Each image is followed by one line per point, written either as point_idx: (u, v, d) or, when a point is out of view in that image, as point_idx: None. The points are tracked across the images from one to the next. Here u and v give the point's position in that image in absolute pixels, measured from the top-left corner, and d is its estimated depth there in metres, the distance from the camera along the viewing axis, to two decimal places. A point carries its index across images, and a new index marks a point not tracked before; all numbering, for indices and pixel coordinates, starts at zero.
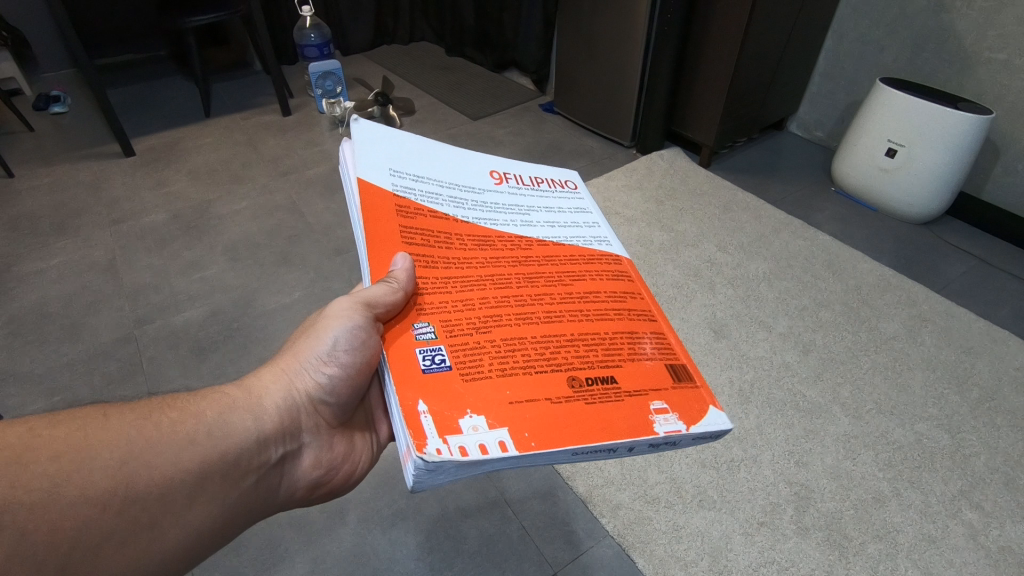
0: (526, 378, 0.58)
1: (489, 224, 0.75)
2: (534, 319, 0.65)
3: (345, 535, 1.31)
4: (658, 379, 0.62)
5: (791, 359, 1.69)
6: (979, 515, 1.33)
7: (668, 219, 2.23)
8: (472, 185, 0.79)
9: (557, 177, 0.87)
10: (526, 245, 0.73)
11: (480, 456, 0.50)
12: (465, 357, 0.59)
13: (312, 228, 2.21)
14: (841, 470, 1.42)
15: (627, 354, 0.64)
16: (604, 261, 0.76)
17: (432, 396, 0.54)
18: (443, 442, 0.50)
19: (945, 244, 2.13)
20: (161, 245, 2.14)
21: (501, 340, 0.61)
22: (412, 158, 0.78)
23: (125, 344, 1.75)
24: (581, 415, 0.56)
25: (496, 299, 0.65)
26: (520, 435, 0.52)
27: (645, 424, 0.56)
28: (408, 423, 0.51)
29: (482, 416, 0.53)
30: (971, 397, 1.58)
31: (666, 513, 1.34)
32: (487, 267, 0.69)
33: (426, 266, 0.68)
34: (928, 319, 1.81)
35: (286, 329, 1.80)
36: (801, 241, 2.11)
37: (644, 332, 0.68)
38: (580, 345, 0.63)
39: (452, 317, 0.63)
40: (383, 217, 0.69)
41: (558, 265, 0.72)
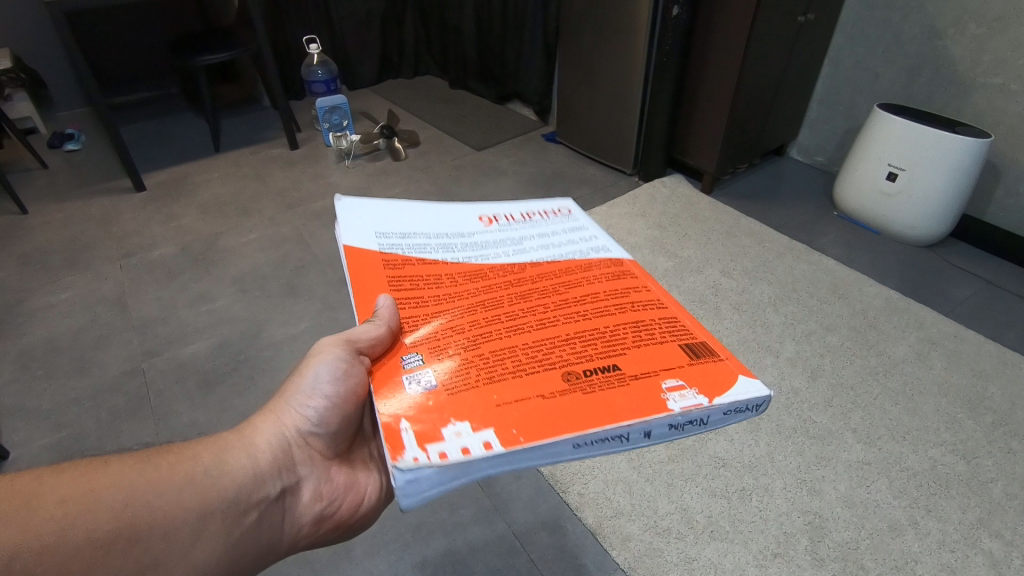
0: (518, 381, 0.56)
1: (480, 260, 0.75)
2: (527, 329, 0.63)
3: (350, 571, 1.29)
4: (668, 361, 0.58)
5: (800, 385, 1.67)
6: (999, 544, 1.30)
7: (672, 246, 2.24)
8: (461, 232, 0.79)
9: (548, 208, 0.86)
10: (517, 269, 0.73)
11: (461, 457, 0.48)
12: (452, 374, 0.58)
13: (318, 259, 2.24)
14: (855, 498, 1.39)
15: (632, 342, 0.61)
16: (604, 268, 0.74)
17: (415, 413, 0.53)
18: (422, 451, 0.49)
19: (951, 266, 2.13)
20: (169, 278, 2.16)
21: (489, 353, 0.60)
22: (397, 218, 0.81)
23: (132, 378, 1.75)
24: (584, 405, 0.53)
25: (485, 319, 0.65)
26: (517, 430, 0.50)
27: (657, 404, 0.52)
28: (387, 440, 0.50)
29: (467, 422, 0.52)
30: (986, 421, 1.56)
31: (678, 545, 1.31)
32: (476, 293, 0.69)
33: (416, 304, 0.68)
34: (937, 342, 1.79)
35: (292, 360, 1.80)
36: (805, 265, 2.11)
37: (650, 320, 0.64)
38: (577, 344, 0.61)
39: (440, 341, 0.63)
40: (370, 273, 0.71)
41: (552, 279, 0.71)
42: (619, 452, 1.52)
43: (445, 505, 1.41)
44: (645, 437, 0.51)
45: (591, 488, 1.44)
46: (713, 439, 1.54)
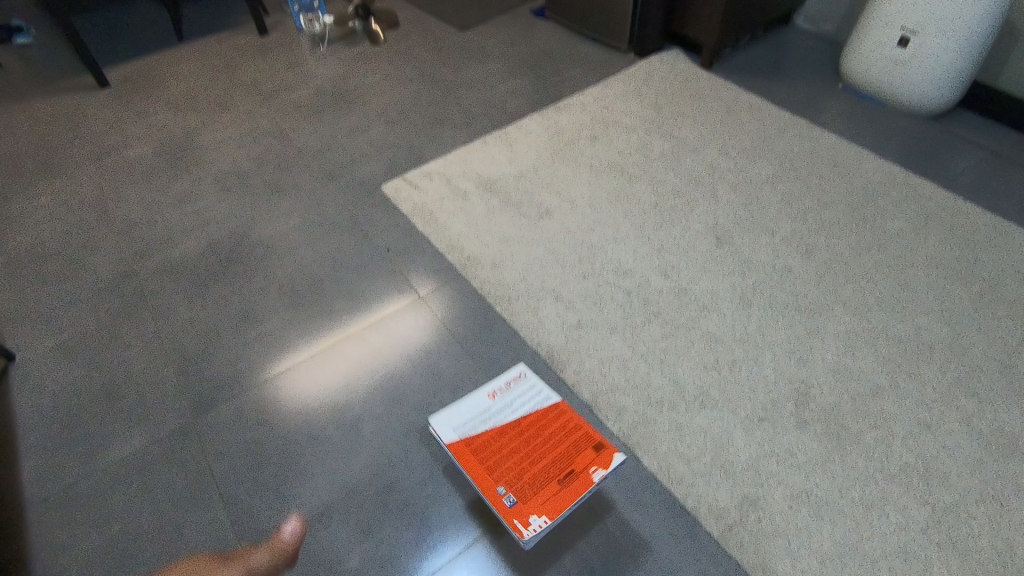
0: (550, 503, 1.19)
1: (501, 424, 1.32)
2: (537, 464, 1.25)
3: (361, 448, 1.37)
4: (594, 457, 1.25)
5: (794, 262, 1.68)
6: (974, 402, 1.37)
7: (669, 127, 2.14)
8: (484, 410, 1.34)
9: (511, 377, 1.41)
10: (522, 426, 1.32)
11: (542, 524, 1.14)
12: (522, 493, 1.20)
13: (301, 153, 2.14)
14: (841, 366, 1.45)
15: (576, 451, 1.27)
16: (554, 413, 1.35)
17: (518, 514, 1.17)
18: (529, 526, 1.15)
19: (956, 138, 2.06)
20: (149, 179, 2.08)
21: (528, 479, 1.23)
22: (455, 413, 1.33)
23: (125, 280, 1.74)
24: (568, 501, 1.19)
25: (523, 467, 1.25)
26: (545, 507, 1.18)
27: (588, 484, 1.21)
28: (511, 526, 1.14)
29: (537, 515, 1.16)
30: (974, 290, 1.58)
31: (669, 414, 1.38)
32: (513, 447, 1.28)
33: (489, 468, 1.25)
34: (933, 216, 1.78)
35: (285, 256, 1.78)
36: (806, 142, 2.05)
37: (585, 439, 1.29)
38: (559, 463, 1.25)
39: (509, 478, 1.23)
40: (467, 457, 1.26)
41: (541, 428, 1.32)
42: (614, 332, 1.55)
43: (446, 387, 1.47)
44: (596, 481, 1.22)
45: (587, 366, 1.48)
46: (706, 316, 1.57)
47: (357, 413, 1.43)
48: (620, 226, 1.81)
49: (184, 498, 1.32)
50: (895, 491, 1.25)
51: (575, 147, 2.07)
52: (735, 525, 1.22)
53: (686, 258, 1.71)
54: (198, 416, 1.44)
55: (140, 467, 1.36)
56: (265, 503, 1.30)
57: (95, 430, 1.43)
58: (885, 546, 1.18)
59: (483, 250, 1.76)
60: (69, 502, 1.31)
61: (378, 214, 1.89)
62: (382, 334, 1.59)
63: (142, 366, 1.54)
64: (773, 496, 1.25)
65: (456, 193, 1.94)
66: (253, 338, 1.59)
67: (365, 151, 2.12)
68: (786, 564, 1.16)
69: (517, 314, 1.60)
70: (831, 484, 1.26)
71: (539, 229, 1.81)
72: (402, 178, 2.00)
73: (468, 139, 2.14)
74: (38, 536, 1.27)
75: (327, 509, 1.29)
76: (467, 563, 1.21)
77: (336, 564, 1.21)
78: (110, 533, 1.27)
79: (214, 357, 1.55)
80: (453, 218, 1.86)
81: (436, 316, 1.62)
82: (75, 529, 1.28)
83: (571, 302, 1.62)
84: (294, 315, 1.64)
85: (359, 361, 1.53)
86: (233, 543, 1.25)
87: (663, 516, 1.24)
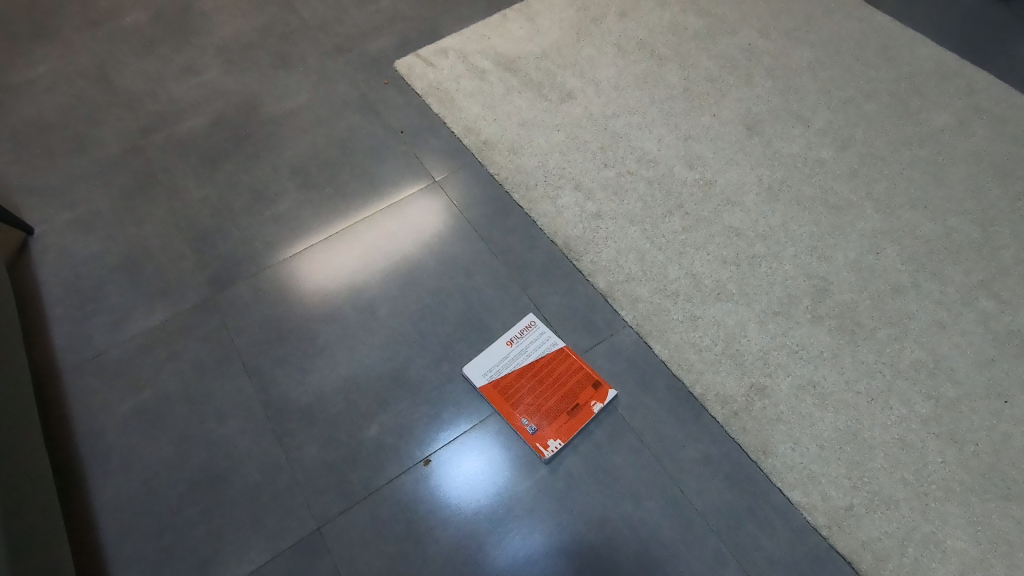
0: (563, 429, 1.26)
1: (519, 367, 1.34)
2: (550, 398, 1.30)
3: (379, 328, 1.41)
4: (596, 390, 1.30)
5: (827, 156, 1.60)
6: (994, 303, 1.37)
7: (707, 2, 1.95)
8: (505, 355, 1.35)
9: (521, 327, 1.38)
10: (536, 367, 1.34)
11: (557, 448, 1.24)
12: (541, 422, 1.28)
13: (307, 23, 1.96)
14: (863, 264, 1.43)
15: (581, 387, 1.30)
16: (561, 356, 1.35)
17: (537, 439, 1.26)
18: (548, 446, 1.25)
19: (1022, 22, 1.87)
20: (148, 48, 1.92)
21: (544, 413, 1.28)
22: (479, 359, 1.35)
23: (135, 156, 1.70)
24: (577, 429, 1.26)
25: (539, 403, 1.30)
26: (561, 430, 1.26)
27: (590, 415, 1.27)
28: (533, 448, 1.25)
29: (554, 440, 1.25)
30: (1013, 190, 1.52)
31: (684, 305, 1.39)
32: (529, 387, 1.32)
33: (514, 403, 1.30)
34: (983, 109, 1.66)
35: (295, 135, 1.72)
36: (855, 23, 1.87)
37: (587, 375, 1.32)
38: (566, 398, 1.29)
39: (530, 412, 1.29)
40: (491, 396, 1.31)
41: (550, 365, 1.34)
42: (633, 223, 1.51)
43: (461, 272, 1.47)
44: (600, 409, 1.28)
45: (604, 255, 1.47)
46: (729, 209, 1.52)
47: (372, 294, 1.45)
48: (646, 112, 1.71)
49: (211, 369, 1.37)
50: (900, 384, 1.28)
51: (602, 24, 1.91)
52: (740, 411, 1.27)
53: (714, 148, 1.63)
54: (217, 292, 1.47)
55: (166, 339, 1.41)
56: (287, 375, 1.36)
57: (119, 303, 1.46)
58: (882, 434, 1.23)
59: (500, 133, 1.69)
60: (102, 369, 1.37)
61: (390, 93, 1.79)
62: (397, 217, 1.56)
63: (159, 244, 1.54)
64: (780, 386, 1.29)
65: (473, 71, 1.82)
66: (268, 218, 1.57)
67: (376, 23, 1.95)
68: (786, 447, 1.23)
69: (534, 201, 1.56)
70: (838, 376, 1.30)
71: (560, 113, 1.72)
72: (416, 54, 1.86)
73: (486, 10, 1.96)
74: (76, 398, 1.34)
75: (347, 382, 1.34)
76: (481, 434, 1.28)
77: (358, 432, 1.29)
78: (144, 398, 1.34)
79: (230, 236, 1.55)
80: (469, 99, 1.76)
81: (451, 201, 1.58)
82: (111, 393, 1.35)
83: (590, 191, 1.57)
84: (308, 196, 1.61)
85: (374, 244, 1.53)
86: (260, 410, 1.32)
87: (671, 399, 1.29)
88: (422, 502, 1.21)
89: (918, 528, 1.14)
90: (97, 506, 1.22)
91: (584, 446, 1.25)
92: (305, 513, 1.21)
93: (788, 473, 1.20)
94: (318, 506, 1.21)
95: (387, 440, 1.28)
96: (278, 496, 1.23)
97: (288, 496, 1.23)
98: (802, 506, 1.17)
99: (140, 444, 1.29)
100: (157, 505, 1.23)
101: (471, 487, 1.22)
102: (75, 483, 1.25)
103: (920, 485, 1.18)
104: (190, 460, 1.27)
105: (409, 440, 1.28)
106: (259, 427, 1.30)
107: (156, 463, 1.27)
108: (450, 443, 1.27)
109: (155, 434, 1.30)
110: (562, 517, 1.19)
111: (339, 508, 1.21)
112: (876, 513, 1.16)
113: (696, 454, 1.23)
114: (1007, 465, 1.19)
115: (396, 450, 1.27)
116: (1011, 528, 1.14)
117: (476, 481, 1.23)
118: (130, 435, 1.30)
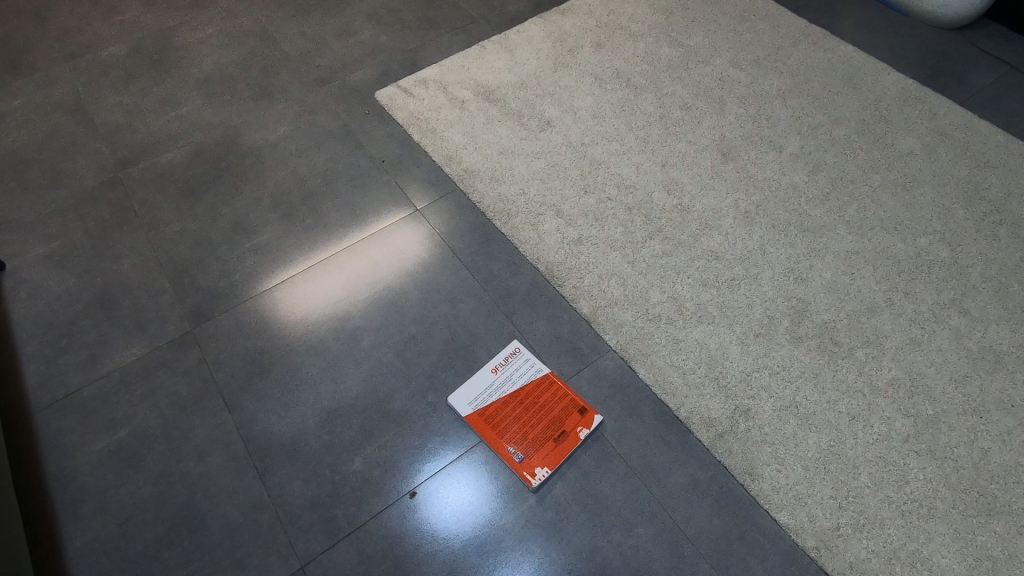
0: (550, 457, 1.26)
1: (505, 395, 1.33)
2: (536, 426, 1.29)
3: (362, 358, 1.39)
4: (581, 417, 1.29)
5: (799, 180, 1.65)
6: (965, 320, 1.40)
7: (679, 34, 2.01)
8: (490, 383, 1.35)
9: (505, 354, 1.38)
10: (521, 395, 1.33)
11: (544, 476, 1.23)
12: (528, 450, 1.27)
13: (288, 56, 1.98)
14: (838, 284, 1.46)
15: (566, 415, 1.30)
16: (545, 383, 1.34)
17: (524, 467, 1.25)
18: (535, 475, 1.24)
19: (978, 51, 1.95)
20: (127, 82, 1.92)
21: (531, 442, 1.28)
22: (465, 387, 1.34)
23: (112, 189, 1.68)
24: (564, 457, 1.26)
25: (527, 432, 1.29)
26: (547, 458, 1.26)
27: (576, 442, 1.27)
28: (520, 477, 1.24)
29: (541, 468, 1.24)
30: (978, 210, 1.57)
31: (667, 328, 1.41)
32: (515, 415, 1.31)
33: (501, 432, 1.29)
34: (946, 133, 1.73)
35: (276, 166, 1.72)
36: (821, 53, 1.94)
37: (571, 401, 1.32)
38: (552, 426, 1.29)
39: (518, 440, 1.28)
40: (478, 426, 1.30)
41: (535, 393, 1.33)
42: (614, 248, 1.53)
43: (445, 299, 1.47)
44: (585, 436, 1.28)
45: (586, 281, 1.48)
46: (708, 233, 1.55)
47: (355, 324, 1.44)
48: (624, 140, 1.74)
49: (190, 405, 1.34)
50: (879, 402, 1.30)
51: (578, 54, 1.96)
52: (725, 433, 1.27)
53: (690, 174, 1.67)
54: (197, 326, 1.44)
55: (143, 375, 1.38)
56: (269, 409, 1.33)
57: (94, 339, 1.43)
58: (865, 453, 1.25)
59: (481, 161, 1.71)
60: (76, 408, 1.34)
61: (372, 123, 1.80)
62: (379, 247, 1.56)
63: (137, 277, 1.52)
64: (763, 407, 1.30)
65: (453, 101, 1.84)
66: (248, 250, 1.56)
67: (357, 55, 1.97)
68: (771, 469, 1.23)
69: (516, 228, 1.57)
70: (819, 396, 1.32)
71: (540, 141, 1.75)
72: (396, 85, 1.88)
73: (465, 42, 2.00)
74: (49, 439, 1.30)
75: (331, 415, 1.32)
76: (467, 464, 1.27)
77: (342, 465, 1.26)
78: (120, 437, 1.30)
79: (209, 268, 1.53)
80: (450, 129, 1.78)
81: (434, 230, 1.59)
82: (85, 432, 1.31)
83: (571, 217, 1.59)
84: (289, 226, 1.60)
85: (356, 274, 1.52)
86: (241, 446, 1.29)
87: (657, 423, 1.29)
88: (408, 536, 1.19)
89: (904, 547, 1.15)
90: (69, 552, 1.18)
91: (571, 473, 1.25)
92: (288, 552, 1.18)
93: (774, 495, 1.21)
94: (301, 544, 1.18)
95: (372, 474, 1.26)
96: (260, 535, 1.19)
97: (270, 534, 1.19)
98: (790, 528, 1.17)
99: (115, 484, 1.25)
100: (132, 548, 1.18)
101: (458, 520, 1.20)
102: (46, 528, 1.20)
103: (903, 503, 1.19)
104: (168, 500, 1.23)
105: (395, 473, 1.26)
106: (240, 464, 1.27)
107: (131, 505, 1.23)
108: (436, 474, 1.25)
109: (132, 473, 1.26)
110: (551, 547, 1.17)
111: (323, 545, 1.18)
112: (863, 533, 1.17)
113: (683, 478, 1.23)
114: (987, 480, 1.21)
115: (381, 483, 1.24)
116: (995, 544, 1.15)
117: (463, 513, 1.21)
118: (105, 476, 1.26)
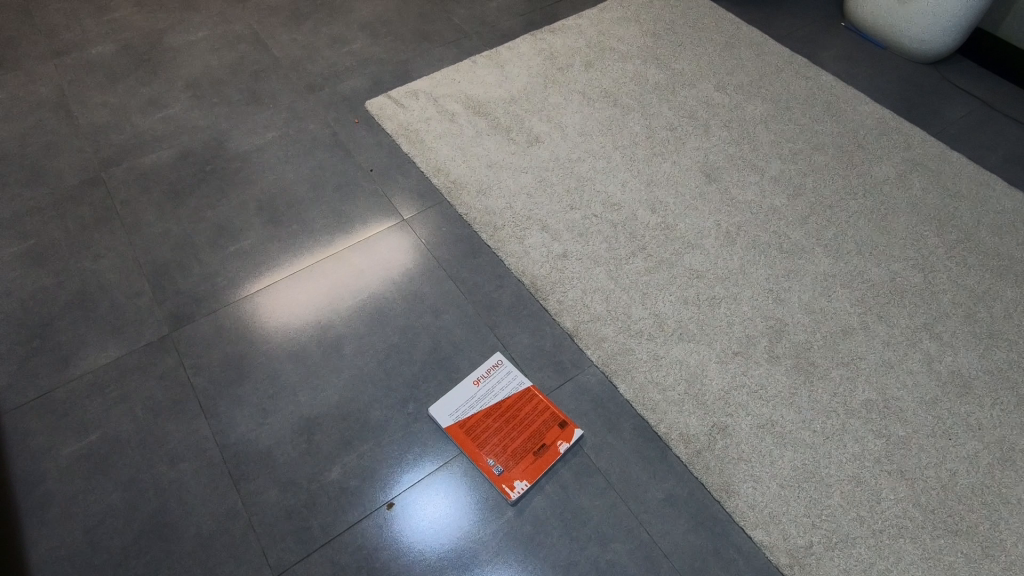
0: (529, 470, 1.26)
1: (486, 408, 1.33)
2: (516, 439, 1.29)
3: (344, 365, 1.39)
4: (560, 432, 1.30)
5: (779, 204, 1.69)
6: (936, 344, 1.44)
7: (666, 58, 2.06)
8: (474, 395, 1.34)
9: (488, 366, 1.38)
10: (502, 408, 1.33)
11: (523, 489, 1.23)
12: (509, 462, 1.27)
13: (279, 62, 1.98)
14: (816, 305, 1.50)
15: (546, 430, 1.30)
16: (526, 397, 1.35)
17: (504, 480, 1.25)
18: (514, 488, 1.24)
19: (951, 85, 2.03)
20: (115, 82, 1.90)
21: (511, 455, 1.28)
22: (449, 399, 1.34)
23: (92, 189, 1.65)
24: (543, 470, 1.26)
25: (509, 445, 1.29)
26: (528, 471, 1.26)
27: (555, 456, 1.27)
28: (501, 490, 1.24)
29: (520, 481, 1.24)
30: (949, 238, 1.63)
31: (648, 345, 1.42)
32: (497, 428, 1.31)
33: (483, 446, 1.29)
34: (920, 163, 1.79)
35: (263, 170, 1.71)
36: (803, 82, 1.99)
37: (552, 416, 1.32)
38: (532, 440, 1.29)
39: (499, 453, 1.28)
40: (461, 438, 1.29)
41: (515, 407, 1.33)
42: (598, 264, 1.55)
43: (429, 310, 1.48)
44: (563, 450, 1.28)
45: (570, 295, 1.50)
46: (690, 252, 1.58)
47: (338, 332, 1.44)
48: (611, 157, 1.77)
49: (166, 409, 1.32)
50: (853, 423, 1.33)
51: (568, 72, 1.99)
52: (703, 450, 1.29)
53: (674, 193, 1.70)
54: (176, 329, 1.43)
55: (118, 379, 1.35)
56: (247, 416, 1.32)
57: (69, 340, 1.40)
58: (838, 472, 1.27)
59: (469, 174, 1.72)
60: (47, 410, 1.31)
61: (361, 131, 1.81)
62: (364, 255, 1.56)
63: (116, 279, 1.50)
64: (740, 425, 1.32)
65: (443, 114, 1.86)
66: (231, 254, 1.55)
67: (348, 64, 1.98)
68: (748, 486, 1.25)
69: (502, 241, 1.59)
70: (795, 415, 1.34)
71: (527, 156, 1.77)
72: (387, 95, 1.89)
73: (456, 57, 2.03)
74: (17, 441, 1.27)
75: (309, 423, 1.31)
76: (447, 476, 1.26)
77: (320, 474, 1.25)
78: (91, 441, 1.27)
79: (191, 271, 1.52)
80: (439, 140, 1.80)
81: (420, 240, 1.59)
82: (55, 435, 1.28)
83: (557, 232, 1.61)
84: (274, 230, 1.60)
85: (340, 282, 1.52)
86: (216, 453, 1.27)
87: (636, 439, 1.31)
88: (384, 548, 1.18)
89: (875, 565, 1.17)
90: (33, 559, 1.14)
91: (550, 487, 1.25)
92: (261, 562, 1.16)
93: (751, 513, 1.22)
94: (276, 553, 1.17)
95: (349, 484, 1.24)
96: (232, 544, 1.17)
97: (243, 542, 1.17)
98: (764, 545, 1.19)
99: (84, 489, 1.22)
100: (99, 556, 1.15)
101: (435, 532, 1.20)
102: (10, 534, 1.17)
103: (874, 522, 1.21)
104: (139, 506, 1.20)
105: (373, 483, 1.25)
106: (215, 471, 1.25)
107: (101, 511, 1.20)
108: (414, 485, 1.25)
109: (103, 479, 1.23)
110: (528, 561, 1.17)
111: (298, 555, 1.17)
112: (835, 552, 1.18)
113: (661, 494, 1.24)
114: (955, 502, 1.24)
115: (359, 493, 1.23)
116: (961, 563, 1.18)
117: (441, 525, 1.20)
118: (74, 480, 1.23)
